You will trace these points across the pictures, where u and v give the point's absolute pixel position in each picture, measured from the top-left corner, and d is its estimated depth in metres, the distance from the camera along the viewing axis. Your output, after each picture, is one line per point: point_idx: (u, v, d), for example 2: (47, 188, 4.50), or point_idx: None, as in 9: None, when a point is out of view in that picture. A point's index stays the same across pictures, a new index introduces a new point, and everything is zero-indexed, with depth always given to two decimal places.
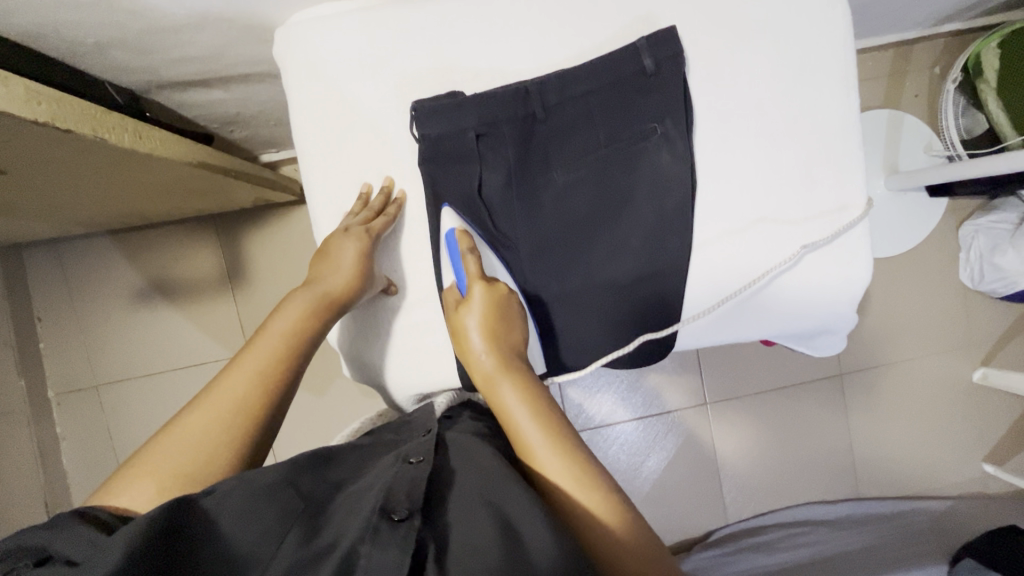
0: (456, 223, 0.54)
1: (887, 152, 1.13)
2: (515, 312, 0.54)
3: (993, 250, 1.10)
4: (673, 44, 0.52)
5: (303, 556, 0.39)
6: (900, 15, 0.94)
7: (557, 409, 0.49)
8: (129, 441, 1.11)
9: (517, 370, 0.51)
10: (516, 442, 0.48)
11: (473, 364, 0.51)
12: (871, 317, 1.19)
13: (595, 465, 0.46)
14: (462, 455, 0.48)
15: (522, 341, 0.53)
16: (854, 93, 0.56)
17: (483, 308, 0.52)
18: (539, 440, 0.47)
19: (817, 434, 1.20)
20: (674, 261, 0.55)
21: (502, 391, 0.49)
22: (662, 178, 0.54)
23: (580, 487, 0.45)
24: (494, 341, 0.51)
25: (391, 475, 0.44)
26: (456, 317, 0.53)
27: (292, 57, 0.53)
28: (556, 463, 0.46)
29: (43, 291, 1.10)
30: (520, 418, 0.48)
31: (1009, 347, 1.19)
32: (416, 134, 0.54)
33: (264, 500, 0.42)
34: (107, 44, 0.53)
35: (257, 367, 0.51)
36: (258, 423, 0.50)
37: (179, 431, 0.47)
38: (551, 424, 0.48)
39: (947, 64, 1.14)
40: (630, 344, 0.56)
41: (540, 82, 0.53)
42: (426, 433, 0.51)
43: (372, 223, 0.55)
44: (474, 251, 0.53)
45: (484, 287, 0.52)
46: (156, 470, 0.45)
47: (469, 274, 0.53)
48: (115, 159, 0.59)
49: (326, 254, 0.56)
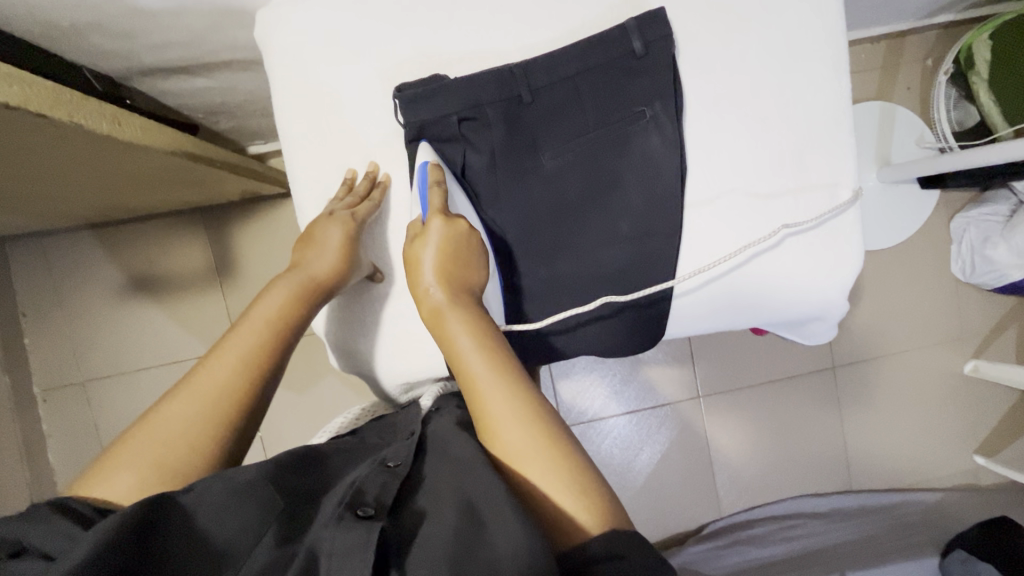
0: (430, 157, 0.52)
1: (879, 145, 1.13)
2: (474, 251, 0.51)
3: (986, 241, 1.11)
4: (661, 27, 0.52)
5: (276, 556, 0.39)
6: (892, 6, 0.94)
7: (506, 348, 0.47)
8: (117, 436, 1.09)
9: (468, 307, 0.49)
10: (460, 374, 0.46)
11: (422, 296, 0.50)
12: (863, 309, 1.20)
13: (539, 402, 0.45)
14: (438, 448, 0.47)
15: (479, 280, 0.51)
16: (845, 77, 0.55)
17: (439, 244, 0.49)
18: (483, 373, 0.45)
19: (809, 427, 1.20)
20: (664, 247, 0.55)
21: (450, 324, 0.47)
22: (652, 161, 0.54)
23: (518, 423, 0.43)
24: (446, 275, 0.49)
25: (363, 472, 0.44)
26: (412, 251, 0.51)
27: (275, 40, 0.52)
28: (499, 397, 0.44)
29: (27, 286, 1.08)
30: (465, 351, 0.46)
31: (1000, 339, 1.20)
32: (401, 122, 0.53)
33: (240, 500, 0.41)
34: (82, 27, 0.51)
35: (240, 354, 0.50)
36: (242, 411, 0.49)
37: (159, 421, 0.46)
38: (499, 361, 0.46)
39: (939, 56, 1.13)
40: (592, 301, 0.54)
41: (526, 65, 0.52)
42: (408, 434, 0.50)
43: (357, 209, 0.54)
44: (442, 183, 0.51)
45: (442, 222, 0.49)
46: (138, 460, 0.44)
47: (431, 208, 0.50)
48: (94, 147, 0.58)
49: (312, 239, 0.55)
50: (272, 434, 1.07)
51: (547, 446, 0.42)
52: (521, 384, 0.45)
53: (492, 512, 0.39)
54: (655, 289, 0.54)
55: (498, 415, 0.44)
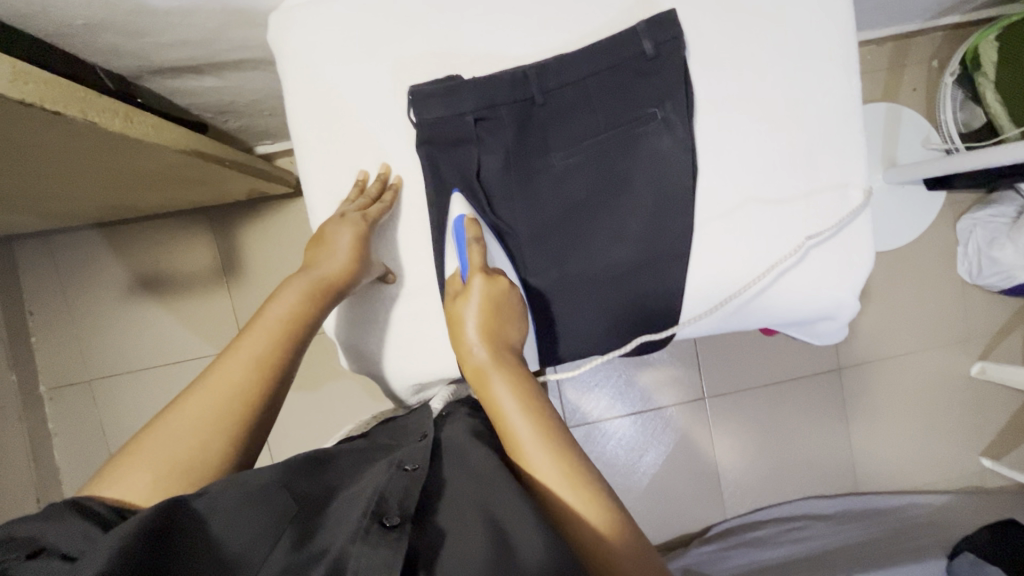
0: (465, 211, 0.53)
1: (886, 146, 1.13)
2: (514, 309, 0.53)
3: (992, 243, 1.10)
4: (672, 28, 0.52)
5: (294, 560, 0.38)
6: (899, 6, 0.94)
7: (551, 408, 0.48)
8: (122, 436, 1.10)
9: (510, 365, 0.50)
10: (505, 436, 0.47)
11: (466, 355, 0.51)
12: (868, 311, 1.19)
13: (585, 465, 0.45)
14: (454, 458, 0.48)
15: (519, 339, 0.52)
16: (856, 77, 0.55)
17: (481, 300, 0.51)
18: (529, 436, 0.46)
19: (814, 429, 1.20)
20: (675, 248, 0.55)
21: (495, 385, 0.48)
22: (662, 162, 0.54)
23: (568, 485, 0.43)
24: (489, 334, 0.50)
25: (384, 479, 0.43)
26: (453, 309, 0.52)
27: (287, 40, 0.52)
28: (546, 461, 0.45)
29: (34, 286, 1.09)
30: (512, 412, 0.47)
31: (1006, 341, 1.20)
32: (413, 120, 0.53)
33: (257, 504, 0.42)
34: (96, 26, 0.51)
35: (253, 354, 0.50)
36: (255, 410, 0.49)
37: (174, 420, 0.47)
38: (544, 423, 0.46)
39: (945, 58, 1.13)
40: (628, 344, 0.57)
41: (539, 65, 0.52)
42: (422, 437, 0.50)
43: (369, 210, 0.54)
44: (480, 240, 0.52)
45: (484, 279, 0.51)
46: (153, 456, 0.45)
47: (472, 265, 0.52)
48: (106, 146, 0.58)
49: (323, 239, 0.55)
50: (277, 434, 1.07)
51: (599, 513, 0.43)
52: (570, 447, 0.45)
53: (515, 524, 0.40)
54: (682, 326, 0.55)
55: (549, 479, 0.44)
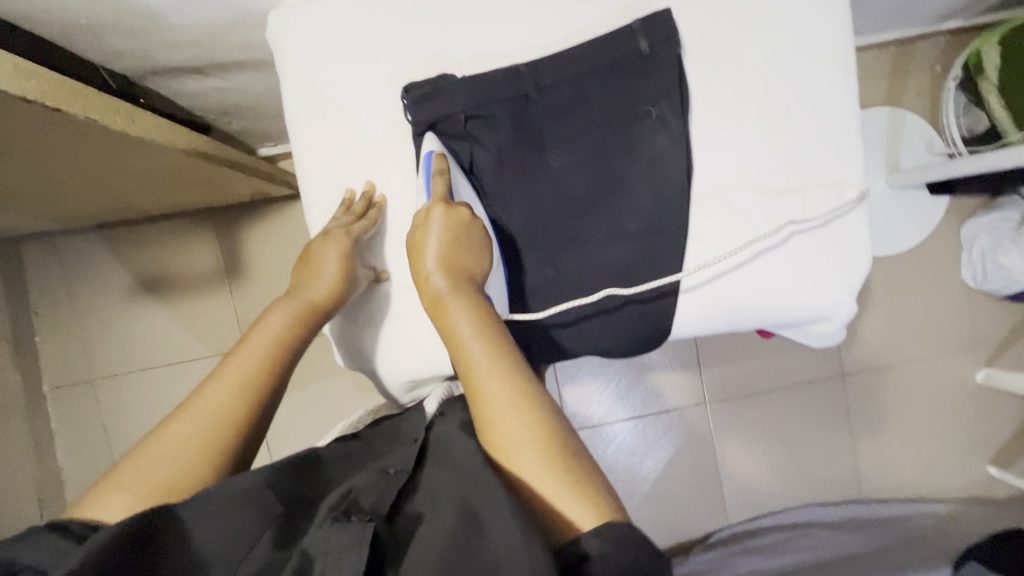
0: (435, 147, 0.53)
1: (888, 150, 1.12)
2: (478, 240, 0.51)
3: (997, 248, 1.09)
4: (668, 27, 0.52)
5: (272, 560, 0.39)
6: (901, 10, 0.93)
7: (506, 336, 0.47)
8: (123, 435, 1.10)
9: (469, 293, 0.49)
10: (458, 359, 0.46)
11: (423, 281, 0.50)
12: (872, 316, 1.18)
13: (535, 390, 0.44)
14: (439, 454, 0.48)
15: (482, 269, 0.51)
16: (852, 77, 0.55)
17: (441, 231, 0.50)
18: (480, 358, 0.45)
19: (818, 435, 1.18)
20: (671, 248, 0.55)
21: (451, 312, 0.47)
22: (659, 163, 0.54)
23: (514, 407, 0.43)
24: (448, 263, 0.49)
25: (362, 479, 0.43)
26: (414, 236, 0.51)
27: (286, 41, 0.53)
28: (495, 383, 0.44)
29: (39, 286, 1.10)
30: (468, 340, 0.46)
31: (1014, 347, 1.18)
32: (410, 121, 0.53)
33: (240, 507, 0.41)
34: (98, 26, 0.52)
35: (242, 374, 0.50)
36: (244, 428, 0.49)
37: (161, 441, 0.46)
38: (498, 348, 0.46)
39: (948, 62, 1.13)
40: (593, 295, 0.54)
41: (533, 64, 0.52)
42: (411, 441, 0.50)
43: (352, 226, 0.54)
44: (445, 173, 0.51)
45: (445, 209, 0.50)
46: (136, 481, 0.44)
47: (433, 195, 0.50)
48: (107, 145, 0.58)
49: (311, 261, 0.55)
50: (277, 434, 1.07)
51: (545, 442, 0.42)
52: (521, 376, 0.44)
53: (494, 518, 0.39)
54: (662, 282, 0.54)
55: (497, 407, 0.43)
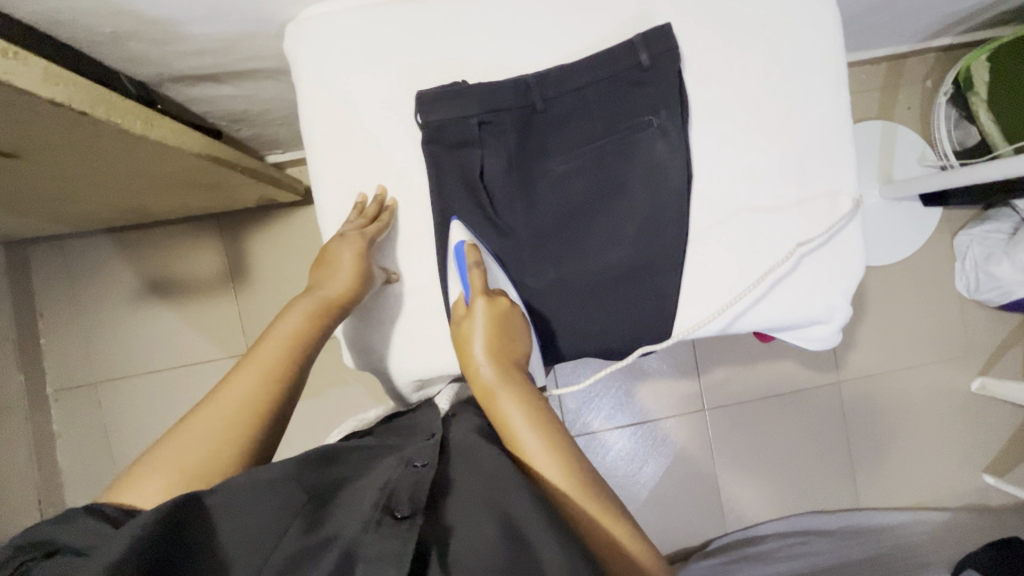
0: (465, 237, 0.55)
1: (882, 162, 1.15)
2: (518, 325, 0.54)
3: (989, 259, 1.11)
4: (668, 41, 0.54)
5: (301, 547, 0.40)
6: (892, 28, 0.96)
7: (557, 422, 0.49)
8: (125, 439, 1.11)
9: (517, 382, 0.51)
10: (516, 452, 0.48)
11: (473, 375, 0.51)
12: (868, 324, 1.20)
13: (593, 476, 0.47)
14: (461, 457, 0.49)
15: (525, 355, 0.54)
16: (844, 90, 0.58)
17: (486, 323, 0.52)
18: (538, 450, 0.47)
19: (814, 442, 1.20)
20: (670, 251, 0.56)
21: (503, 406, 0.49)
22: (658, 166, 0.56)
23: (577, 496, 0.45)
24: (495, 353, 0.51)
25: (394, 476, 0.44)
26: (459, 330, 0.53)
27: (302, 50, 0.55)
28: (556, 474, 0.46)
29: (45, 289, 1.11)
30: (523, 434, 0.48)
31: (1007, 356, 1.20)
32: (419, 123, 0.55)
33: (269, 495, 0.42)
34: (121, 34, 0.54)
35: (262, 368, 0.52)
36: (263, 420, 0.50)
37: (185, 432, 0.48)
38: (553, 437, 0.48)
39: (938, 78, 1.17)
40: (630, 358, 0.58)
41: (539, 75, 0.54)
42: (429, 436, 0.51)
43: (367, 229, 0.56)
44: (480, 264, 0.53)
45: (487, 302, 0.52)
46: (163, 469, 0.46)
47: (474, 288, 0.52)
48: (125, 147, 0.60)
49: (326, 260, 0.57)
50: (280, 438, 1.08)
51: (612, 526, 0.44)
52: (578, 461, 0.47)
53: (530, 525, 0.40)
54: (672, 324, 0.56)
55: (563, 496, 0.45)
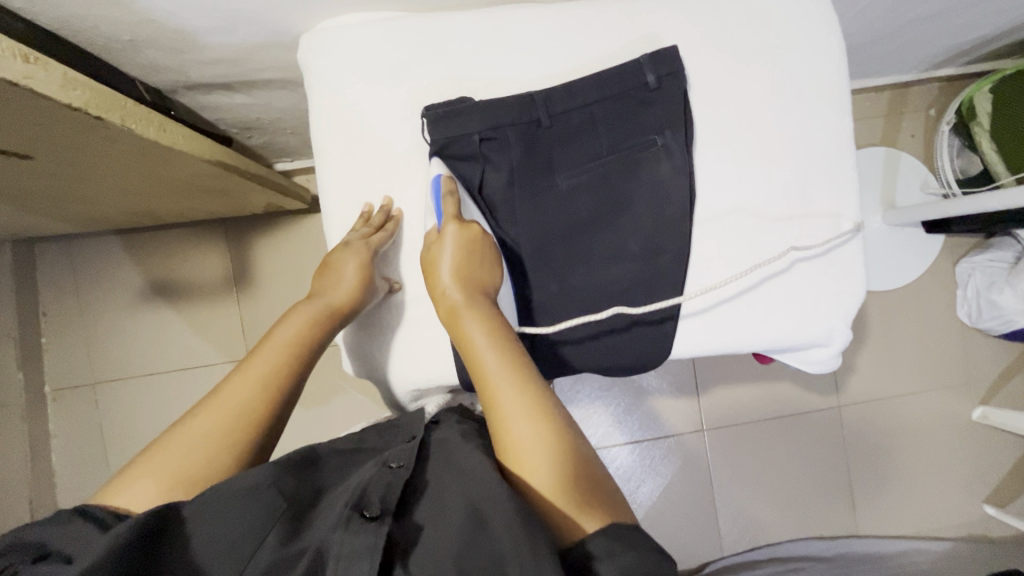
0: (443, 170, 0.55)
1: (885, 188, 1.16)
2: (490, 254, 0.54)
3: (990, 287, 1.12)
4: (675, 63, 0.55)
5: (280, 556, 0.40)
6: (898, 56, 0.98)
7: (520, 348, 0.50)
8: (121, 440, 1.11)
9: (483, 307, 0.51)
10: (475, 371, 0.48)
11: (440, 296, 0.52)
12: (869, 349, 1.20)
13: (548, 399, 0.47)
14: (440, 457, 0.50)
15: (495, 283, 0.54)
16: (848, 115, 0.58)
17: (455, 247, 0.52)
18: (496, 368, 0.47)
19: (814, 467, 1.19)
20: (671, 271, 0.57)
21: (467, 325, 0.50)
22: (660, 188, 0.56)
23: (528, 415, 0.45)
24: (463, 277, 0.52)
25: (370, 476, 0.45)
26: (429, 254, 0.53)
27: (314, 60, 0.55)
28: (510, 392, 0.46)
29: (49, 287, 1.12)
30: (485, 353, 0.48)
31: (1009, 386, 1.20)
32: (426, 139, 0.56)
33: (246, 503, 0.42)
34: (140, 41, 0.55)
35: (261, 373, 0.52)
36: (260, 425, 0.50)
37: (181, 434, 0.48)
38: (513, 360, 0.48)
39: (942, 107, 1.18)
40: (603, 313, 0.55)
41: (546, 93, 0.55)
42: (410, 438, 0.52)
43: (371, 238, 0.56)
44: (454, 193, 0.53)
45: (458, 227, 0.52)
46: (157, 470, 0.46)
47: (446, 214, 0.53)
48: (137, 152, 0.61)
49: (330, 267, 0.57)
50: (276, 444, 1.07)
51: (558, 449, 0.44)
52: (536, 387, 0.47)
53: (494, 509, 0.41)
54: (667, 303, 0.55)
55: (514, 417, 0.46)
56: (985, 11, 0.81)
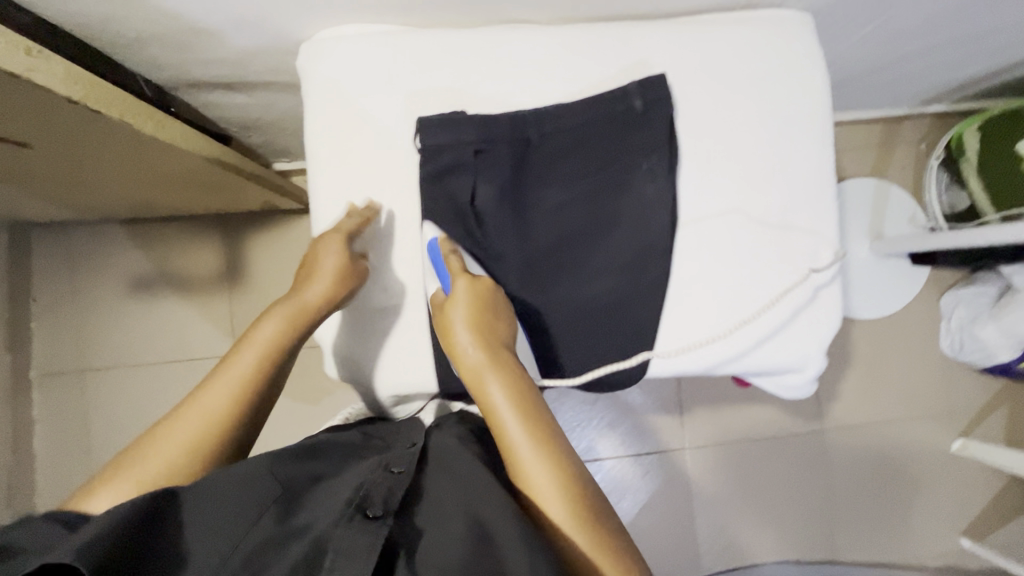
0: (438, 232, 0.56)
1: (874, 219, 1.17)
2: (500, 305, 0.55)
3: (974, 320, 1.13)
4: (662, 90, 0.57)
5: (276, 534, 0.42)
6: (890, 90, 1.00)
7: (541, 406, 0.51)
8: (105, 428, 1.11)
9: (504, 365, 0.52)
10: (501, 438, 0.50)
11: (460, 357, 0.52)
12: (852, 376, 1.21)
13: (573, 461, 0.49)
14: (437, 462, 0.52)
15: (509, 334, 0.55)
16: (830, 149, 0.60)
17: (470, 305, 0.53)
18: (523, 436, 0.49)
19: (794, 491, 1.19)
20: (652, 290, 0.58)
21: (491, 392, 0.50)
22: (645, 207, 0.57)
23: (557, 484, 0.47)
24: (482, 337, 0.52)
25: (370, 477, 0.46)
26: (444, 313, 0.54)
27: (314, 68, 0.57)
28: (539, 462, 0.48)
29: (42, 273, 1.12)
30: (509, 420, 0.49)
31: (988, 419, 1.21)
32: (418, 145, 0.57)
33: (246, 487, 0.44)
34: (144, 39, 0.56)
35: (234, 375, 0.53)
36: (231, 422, 0.51)
37: (157, 436, 0.49)
38: (537, 424, 0.50)
39: (933, 142, 1.20)
40: (636, 357, 0.57)
41: (538, 112, 0.57)
42: (411, 445, 0.53)
43: (342, 225, 0.57)
44: (456, 252, 0.56)
45: (469, 282, 0.54)
46: (131, 472, 0.48)
47: (452, 271, 0.54)
48: (135, 146, 0.62)
49: (307, 264, 0.58)
50: (258, 441, 1.08)
51: (588, 513, 0.47)
52: (560, 451, 0.49)
53: (498, 527, 0.42)
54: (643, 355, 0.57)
55: (545, 484, 0.47)
56: (973, 51, 0.83)
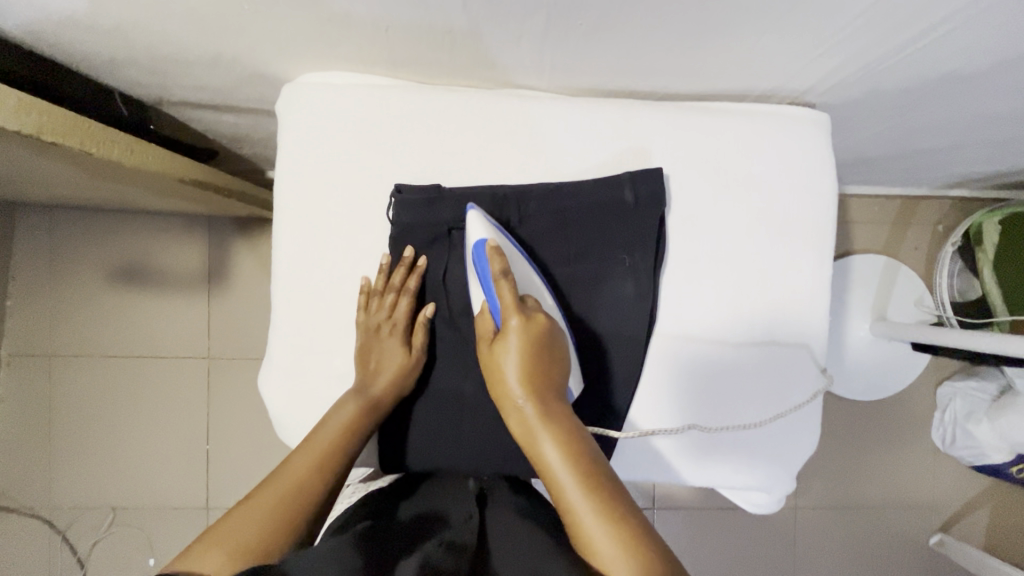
0: (489, 236, 0.52)
1: (878, 297, 1.11)
2: (558, 350, 0.51)
3: (968, 416, 1.08)
4: (657, 183, 0.53)
5: None
6: (911, 173, 0.95)
7: (600, 461, 0.44)
8: (71, 414, 1.10)
9: (557, 415, 0.47)
10: (555, 495, 0.43)
11: (510, 407, 0.49)
12: (835, 455, 1.17)
13: (638, 524, 0.40)
14: (496, 530, 0.44)
15: (563, 383, 0.50)
16: (828, 263, 0.56)
17: (521, 345, 0.49)
18: (575, 490, 0.42)
19: (758, 565, 1.16)
20: (617, 392, 0.55)
21: (543, 442, 0.45)
22: (621, 305, 0.55)
23: (619, 547, 0.38)
24: (531, 381, 0.48)
25: (433, 553, 0.39)
26: (494, 354, 0.51)
27: (292, 114, 0.54)
28: (596, 520, 0.40)
29: (26, 250, 1.10)
30: (561, 469, 0.43)
31: (970, 517, 1.17)
32: (390, 220, 0.54)
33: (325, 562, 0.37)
34: (119, 62, 0.54)
35: (318, 447, 0.49)
36: (316, 495, 0.46)
37: (246, 505, 0.43)
38: (592, 478, 0.42)
39: (951, 226, 1.15)
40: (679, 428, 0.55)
41: (518, 192, 0.54)
42: (467, 514, 0.46)
43: (398, 312, 0.55)
44: (507, 275, 0.51)
45: (521, 322, 0.50)
46: (228, 539, 0.41)
47: (505, 304, 0.50)
48: (101, 164, 0.61)
49: (366, 357, 0.54)
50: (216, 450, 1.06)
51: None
52: (623, 505, 0.41)
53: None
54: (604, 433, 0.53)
55: (600, 539, 0.39)
56: (1001, 152, 0.79)
